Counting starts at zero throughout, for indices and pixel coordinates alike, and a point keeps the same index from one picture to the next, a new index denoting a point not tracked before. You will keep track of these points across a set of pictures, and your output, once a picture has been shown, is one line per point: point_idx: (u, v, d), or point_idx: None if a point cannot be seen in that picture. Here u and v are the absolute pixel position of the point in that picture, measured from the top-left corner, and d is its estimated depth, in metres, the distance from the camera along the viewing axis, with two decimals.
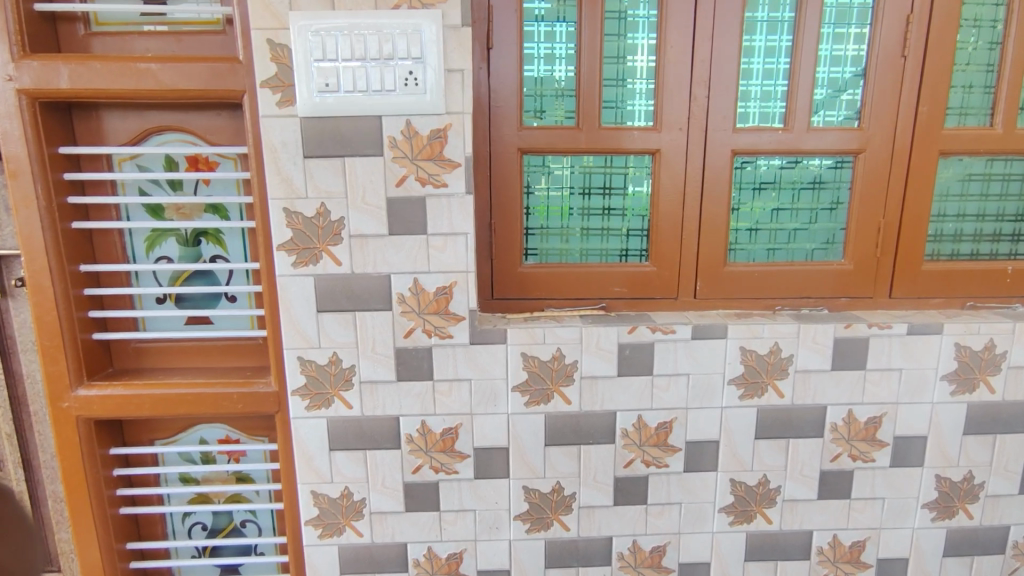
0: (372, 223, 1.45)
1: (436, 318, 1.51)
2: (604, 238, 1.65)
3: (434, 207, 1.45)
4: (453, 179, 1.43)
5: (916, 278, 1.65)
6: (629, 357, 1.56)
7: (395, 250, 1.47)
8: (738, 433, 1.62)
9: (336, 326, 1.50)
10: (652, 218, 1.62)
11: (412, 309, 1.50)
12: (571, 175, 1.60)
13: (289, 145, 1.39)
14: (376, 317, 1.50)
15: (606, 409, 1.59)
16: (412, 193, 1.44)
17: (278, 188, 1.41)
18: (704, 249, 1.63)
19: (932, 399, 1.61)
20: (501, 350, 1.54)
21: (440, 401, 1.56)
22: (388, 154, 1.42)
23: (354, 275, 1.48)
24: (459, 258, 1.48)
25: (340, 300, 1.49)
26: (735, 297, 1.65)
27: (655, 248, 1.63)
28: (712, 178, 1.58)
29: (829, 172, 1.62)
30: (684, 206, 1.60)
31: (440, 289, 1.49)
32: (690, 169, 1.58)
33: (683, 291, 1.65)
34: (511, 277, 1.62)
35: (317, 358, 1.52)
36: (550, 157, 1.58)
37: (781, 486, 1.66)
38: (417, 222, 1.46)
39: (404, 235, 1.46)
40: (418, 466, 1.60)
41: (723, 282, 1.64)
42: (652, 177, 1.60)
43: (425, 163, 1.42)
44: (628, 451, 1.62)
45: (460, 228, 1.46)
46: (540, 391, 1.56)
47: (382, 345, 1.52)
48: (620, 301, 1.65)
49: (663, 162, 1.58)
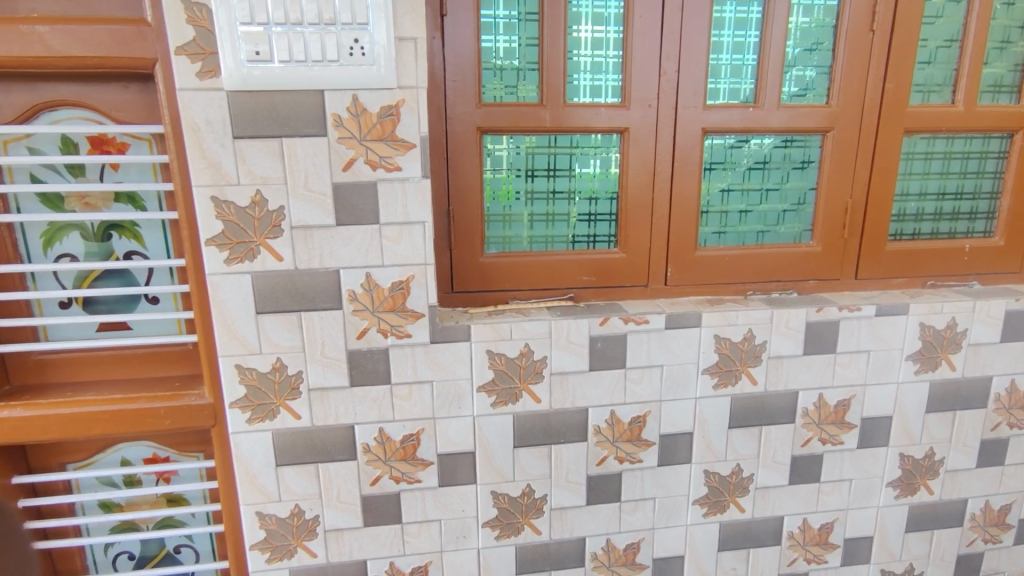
0: (316, 212, 1.28)
1: (392, 317, 1.37)
2: (570, 224, 1.55)
3: (387, 193, 1.30)
4: (408, 161, 1.28)
5: (882, 259, 1.63)
6: (602, 350, 1.47)
7: (344, 242, 1.31)
8: (712, 423, 1.57)
9: (279, 329, 1.34)
10: (621, 202, 1.53)
11: (366, 307, 1.35)
12: (535, 156, 1.48)
13: (214, 123, 1.20)
14: (324, 317, 1.35)
15: (578, 406, 1.50)
16: (361, 177, 1.28)
17: (203, 173, 1.22)
18: (675, 234, 1.55)
19: (898, 379, 1.61)
20: (464, 348, 1.42)
21: (399, 406, 1.43)
22: (333, 134, 1.25)
23: (297, 272, 1.31)
24: (416, 250, 1.34)
25: (282, 299, 1.32)
26: (706, 282, 1.59)
27: (624, 234, 1.54)
28: (683, 159, 1.50)
29: (798, 152, 1.57)
30: (654, 189, 1.52)
31: (395, 285, 1.35)
32: (660, 149, 1.49)
33: (653, 278, 1.57)
34: (472, 269, 1.49)
35: (258, 366, 1.35)
36: (512, 137, 1.46)
37: (753, 474, 1.63)
38: (369, 210, 1.30)
39: (353, 226, 1.30)
40: (377, 478, 1.46)
41: (694, 267, 1.58)
42: (620, 158, 1.50)
43: (376, 144, 1.26)
44: (601, 448, 1.54)
45: (417, 216, 1.32)
46: (508, 390, 1.46)
47: (332, 349, 1.36)
48: (589, 291, 1.55)
49: (632, 142, 1.48)
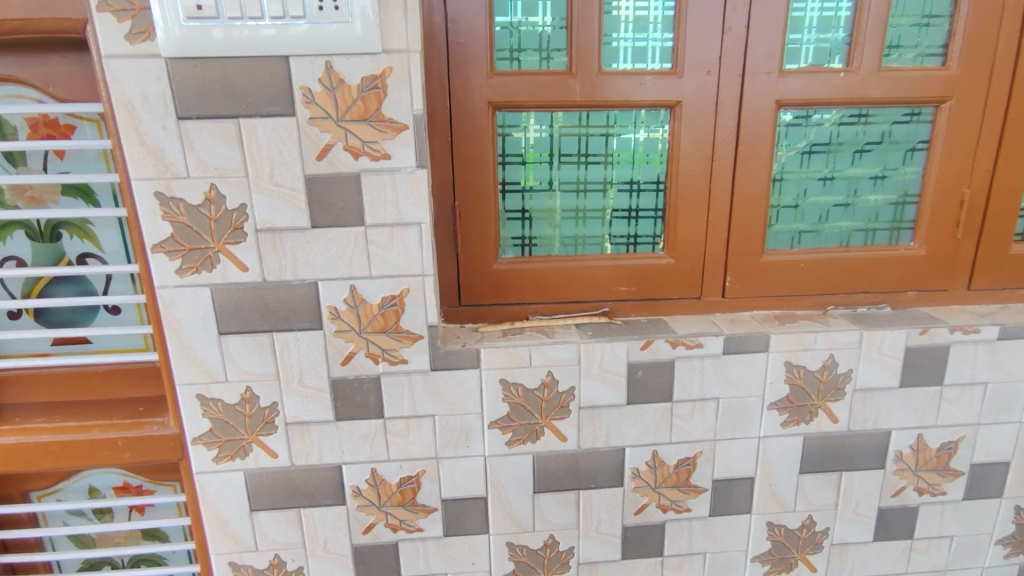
0: (287, 212, 1.03)
1: (384, 340, 1.12)
2: (606, 222, 1.26)
3: (373, 188, 1.04)
4: (398, 147, 1.02)
5: (1004, 265, 1.29)
6: (642, 380, 1.19)
7: (322, 248, 1.06)
8: (780, 468, 1.27)
9: (247, 353, 1.10)
10: (670, 195, 1.23)
11: (351, 328, 1.11)
12: (563, 138, 1.19)
13: (153, 100, 0.96)
14: (301, 339, 1.10)
15: (612, 446, 1.23)
16: (340, 168, 1.02)
17: (144, 164, 0.98)
18: (737, 234, 1.24)
19: (1020, 418, 1.28)
20: (472, 376, 1.16)
21: (394, 444, 1.18)
22: (303, 112, 0.99)
23: (266, 284, 1.07)
24: (411, 257, 1.08)
25: (249, 317, 1.08)
26: (774, 294, 1.28)
27: (673, 234, 1.24)
28: (750, 140, 1.19)
29: (903, 129, 1.23)
30: (713, 179, 1.21)
31: (386, 302, 1.10)
32: (721, 127, 1.18)
33: (708, 289, 1.27)
34: (484, 278, 1.23)
35: (224, 398, 1.12)
36: (534, 114, 1.17)
37: (829, 528, 1.33)
38: (352, 208, 1.04)
39: (333, 228, 1.05)
40: (370, 525, 1.23)
41: (761, 276, 1.27)
42: (670, 139, 1.20)
43: (357, 126, 1.00)
44: (640, 495, 1.27)
45: (412, 216, 1.06)
46: (526, 427, 1.20)
47: (311, 376, 1.12)
48: (627, 304, 1.27)
49: (685, 119, 1.17)
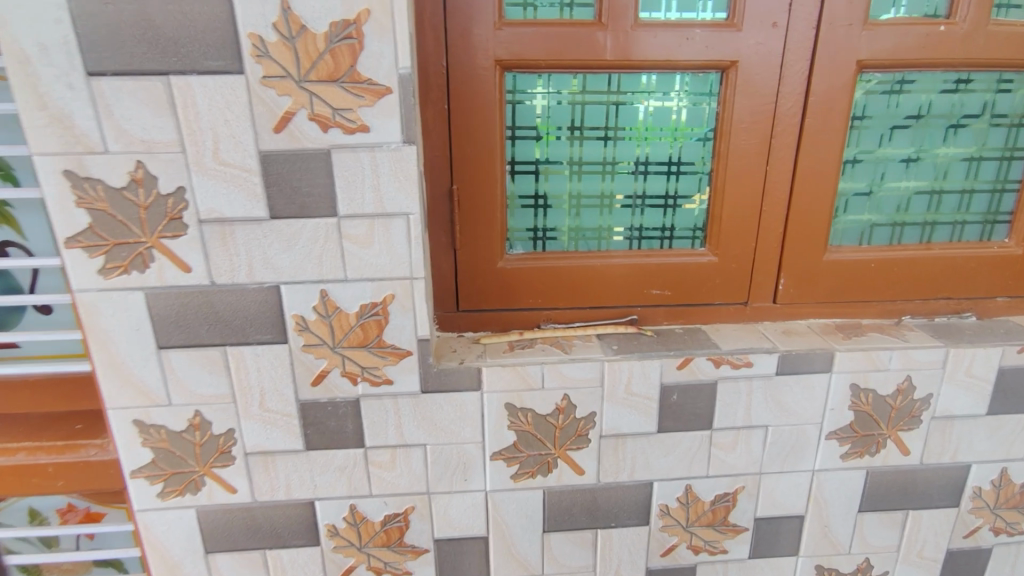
0: (238, 199, 0.81)
1: (364, 357, 0.91)
2: (636, 212, 1.03)
3: (347, 168, 0.82)
4: (378, 117, 0.80)
5: None
6: (677, 405, 0.98)
7: (284, 244, 0.84)
8: (836, 506, 1.07)
9: (194, 371, 0.89)
10: (716, 180, 1.00)
11: (324, 343, 0.90)
12: (588, 108, 0.97)
13: (54, 50, 0.73)
14: (260, 355, 0.89)
15: (638, 480, 1.03)
16: (304, 143, 0.80)
17: (48, 134, 0.76)
18: (797, 228, 1.02)
19: None
20: (472, 400, 0.95)
21: (377, 477, 0.99)
22: (253, 69, 0.76)
23: (215, 289, 0.85)
24: (397, 257, 0.86)
25: (195, 329, 0.87)
26: (837, 300, 1.07)
27: (717, 227, 1.02)
28: (820, 112, 0.96)
29: (1009, 99, 1.00)
30: (771, 160, 0.98)
31: (366, 312, 0.89)
32: (786, 96, 0.95)
33: (757, 294, 1.06)
34: (488, 278, 1.01)
35: (168, 425, 0.91)
36: (554, 76, 0.94)
37: (888, 572, 1.14)
38: (321, 195, 0.82)
39: (297, 220, 0.83)
40: (350, 568, 1.04)
41: (822, 278, 1.05)
42: (720, 109, 0.97)
43: (325, 89, 0.78)
44: (669, 535, 1.07)
45: (397, 205, 0.84)
46: (536, 458, 1.00)
47: (274, 399, 0.92)
48: (659, 311, 1.06)
49: (741, 85, 0.94)
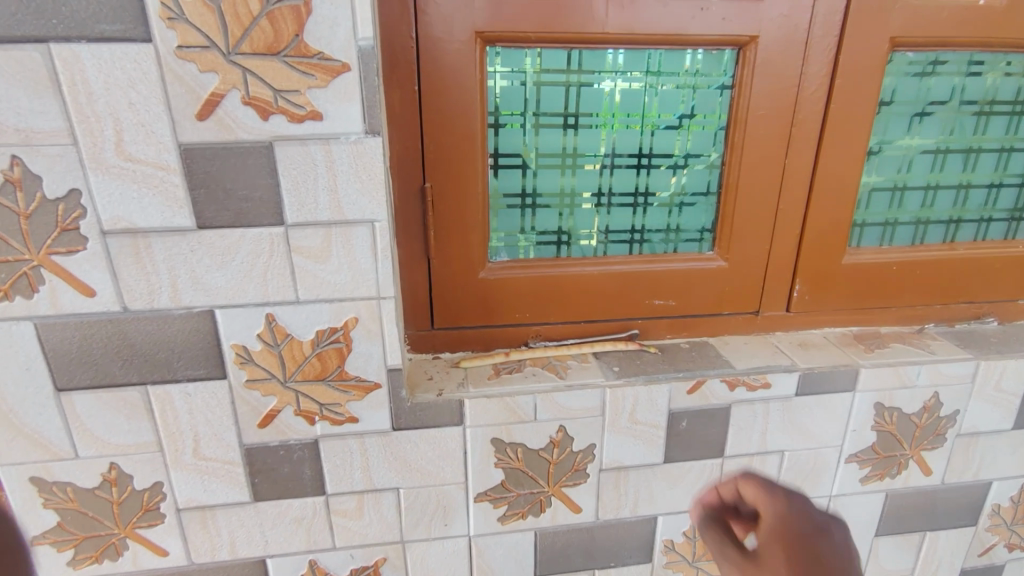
0: (152, 204, 0.64)
1: (322, 392, 0.76)
2: (637, 211, 0.90)
3: (294, 165, 0.65)
4: (333, 101, 0.63)
5: None
6: (686, 432, 0.87)
7: (216, 261, 0.67)
8: (852, 531, 0.98)
9: (107, 417, 0.72)
10: (729, 175, 0.87)
11: (272, 378, 0.74)
12: (585, 90, 0.82)
13: None
14: (191, 395, 0.73)
15: (641, 515, 0.91)
16: (237, 133, 0.63)
17: None
18: (816, 228, 0.91)
19: None
20: (453, 436, 0.81)
21: (342, 528, 0.84)
22: (164, 37, 0.58)
23: (128, 317, 0.68)
24: (360, 273, 0.71)
25: (105, 366, 0.69)
26: (855, 307, 0.96)
27: (729, 229, 0.90)
28: (847, 98, 0.84)
29: None
30: (790, 152, 0.86)
31: (323, 339, 0.73)
32: (809, 78, 0.83)
33: (770, 302, 0.94)
34: (467, 291, 0.86)
35: (78, 481, 0.75)
36: (545, 52, 0.79)
37: None
38: (261, 198, 0.66)
39: (232, 229, 0.66)
40: None
41: (840, 284, 0.94)
42: (734, 93, 0.84)
43: (264, 64, 0.61)
44: (673, 571, 0.96)
45: (359, 210, 0.68)
46: (528, 497, 0.87)
47: (212, 446, 0.75)
48: (663, 323, 0.93)
49: (760, 65, 0.81)
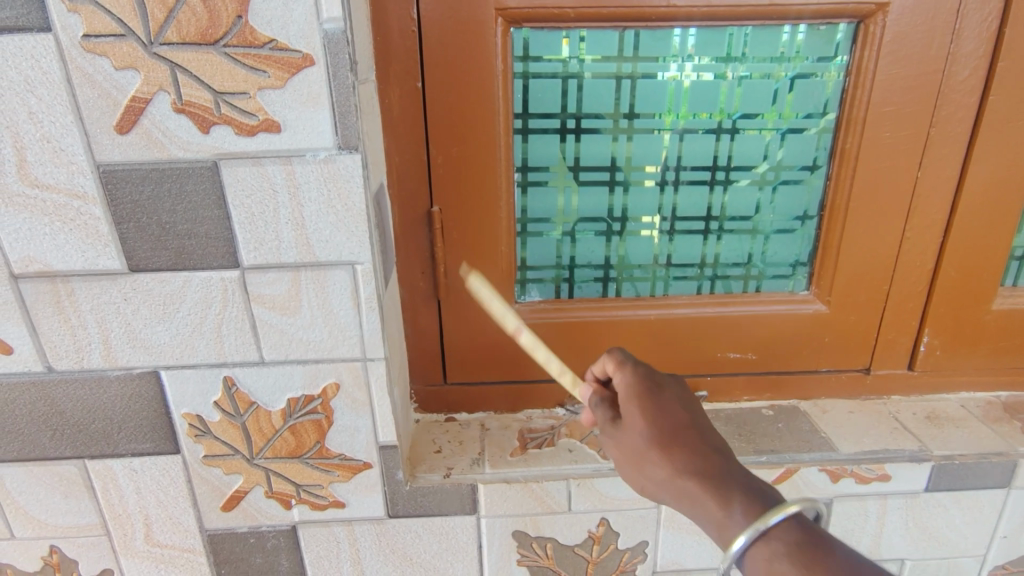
0: (70, 242, 0.50)
1: (299, 472, 0.60)
2: (709, 239, 0.69)
3: (246, 191, 0.49)
4: (293, 106, 0.47)
5: None
6: None
7: (157, 312, 0.53)
8: None
9: (41, 494, 0.59)
10: (837, 192, 0.65)
11: (236, 454, 0.59)
12: (642, 83, 0.62)
13: None
14: (139, 472, 0.59)
15: None
16: (170, 149, 0.48)
17: None
18: (958, 264, 0.67)
19: None
20: (465, 527, 0.64)
21: None
22: (66, 24, 0.44)
23: (53, 379, 0.54)
24: (340, 330, 0.55)
25: (32, 437, 0.57)
26: (1005, 366, 0.72)
27: (834, 263, 0.68)
28: (1014, 86, 0.60)
29: None
30: (926, 161, 0.63)
31: (297, 410, 0.58)
32: (960, 59, 0.60)
33: (888, 357, 0.72)
34: (488, 339, 0.69)
35: (17, 563, 0.63)
36: (589, 33, 0.60)
37: None
38: (207, 234, 0.50)
39: (173, 273, 0.51)
40: None
41: (988, 336, 0.70)
42: (849, 82, 0.62)
43: (197, 57, 0.45)
44: None
45: (334, 249, 0.51)
46: None
47: (169, 532, 0.62)
48: (741, 383, 0.72)
49: (887, 45, 0.59)
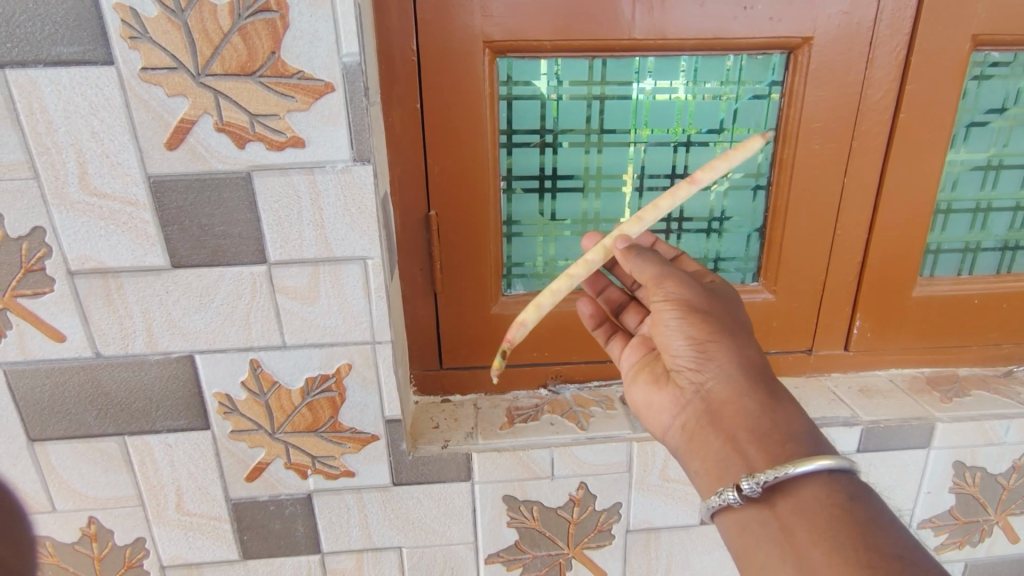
0: (121, 242, 0.58)
1: (314, 445, 0.68)
2: (670, 237, 0.80)
3: (273, 197, 0.58)
4: (316, 125, 0.56)
5: None
6: None
7: (194, 302, 0.61)
8: None
9: (83, 469, 0.67)
10: (777, 196, 0.76)
11: (260, 428, 0.67)
12: (609, 103, 0.72)
13: None
14: (173, 447, 0.67)
15: None
16: (211, 163, 0.56)
17: None
18: (883, 257, 0.78)
19: None
20: (461, 492, 0.73)
21: None
22: (127, 59, 0.52)
23: (100, 363, 0.62)
24: (352, 317, 0.63)
25: (79, 416, 0.64)
26: (926, 346, 0.83)
27: (778, 257, 0.78)
28: (921, 105, 0.72)
29: None
30: (851, 169, 0.74)
31: (314, 388, 0.66)
32: (875, 83, 0.71)
33: (827, 339, 0.82)
34: (479, 327, 0.78)
35: (56, 535, 0.70)
36: (564, 61, 0.70)
37: None
38: (239, 234, 0.59)
39: (209, 268, 0.60)
40: None
41: (909, 320, 0.81)
42: (784, 102, 0.72)
43: (236, 84, 0.54)
44: None
45: (349, 246, 0.60)
46: (546, 560, 0.77)
47: (198, 501, 0.69)
48: None
49: (814, 71, 0.70)
